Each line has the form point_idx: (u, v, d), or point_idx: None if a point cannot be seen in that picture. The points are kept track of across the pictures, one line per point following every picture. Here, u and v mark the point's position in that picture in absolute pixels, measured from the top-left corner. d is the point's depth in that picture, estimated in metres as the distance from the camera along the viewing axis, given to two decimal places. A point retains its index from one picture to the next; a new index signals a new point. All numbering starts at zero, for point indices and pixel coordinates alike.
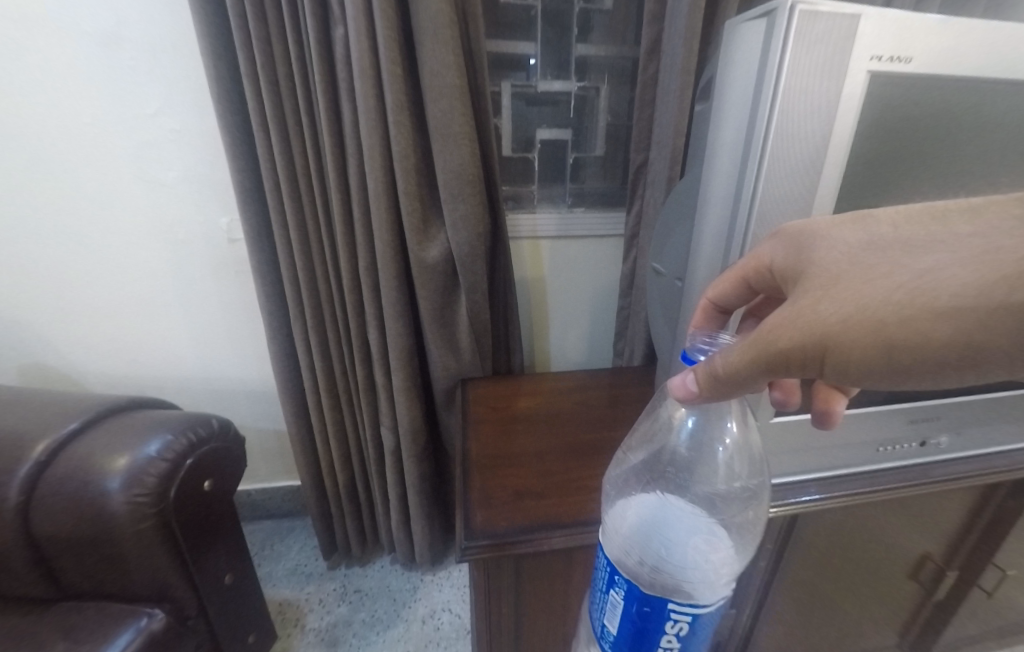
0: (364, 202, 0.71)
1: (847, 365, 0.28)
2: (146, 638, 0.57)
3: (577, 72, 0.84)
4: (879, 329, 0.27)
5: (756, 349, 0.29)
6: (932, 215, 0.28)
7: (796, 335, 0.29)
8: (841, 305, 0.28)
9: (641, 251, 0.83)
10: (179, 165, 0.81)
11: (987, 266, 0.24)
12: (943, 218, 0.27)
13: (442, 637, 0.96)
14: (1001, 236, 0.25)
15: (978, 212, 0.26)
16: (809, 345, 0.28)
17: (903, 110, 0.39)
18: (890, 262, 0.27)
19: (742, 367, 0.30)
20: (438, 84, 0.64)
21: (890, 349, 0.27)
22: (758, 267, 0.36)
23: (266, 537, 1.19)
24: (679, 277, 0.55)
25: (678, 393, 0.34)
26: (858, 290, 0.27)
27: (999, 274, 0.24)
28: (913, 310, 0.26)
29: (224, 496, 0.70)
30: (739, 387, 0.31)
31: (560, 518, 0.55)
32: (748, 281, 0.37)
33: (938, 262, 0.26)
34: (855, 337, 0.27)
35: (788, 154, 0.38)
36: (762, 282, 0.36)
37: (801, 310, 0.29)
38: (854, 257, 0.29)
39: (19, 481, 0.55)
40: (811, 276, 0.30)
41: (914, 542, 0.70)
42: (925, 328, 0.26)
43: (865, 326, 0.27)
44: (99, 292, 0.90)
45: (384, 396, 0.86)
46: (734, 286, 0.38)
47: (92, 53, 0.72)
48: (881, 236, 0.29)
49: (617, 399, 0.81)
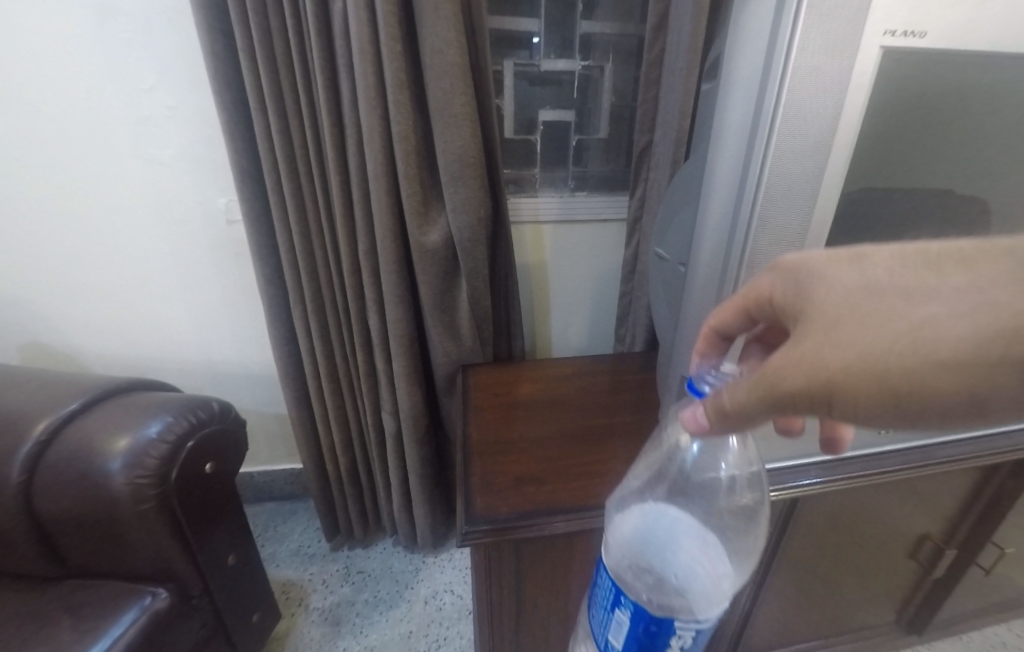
0: (363, 184, 0.70)
1: (853, 413, 0.26)
2: (151, 617, 0.59)
3: (581, 51, 0.82)
4: (882, 379, 0.25)
5: (763, 388, 0.28)
6: (929, 257, 0.26)
7: (801, 379, 0.27)
8: (844, 350, 0.26)
9: (644, 236, 0.82)
10: (176, 145, 0.80)
11: (988, 316, 0.22)
12: (940, 262, 0.25)
13: (444, 616, 0.98)
14: (1000, 285, 0.23)
15: (978, 257, 0.24)
16: (814, 392, 0.26)
17: (916, 88, 0.38)
18: (889, 309, 0.25)
19: (750, 404, 0.29)
20: (439, 62, 0.63)
21: (897, 399, 0.25)
22: (758, 297, 0.34)
23: (270, 519, 1.21)
24: (682, 262, 0.54)
25: (689, 427, 0.33)
26: (858, 337, 0.25)
27: (1004, 327, 0.22)
28: (915, 362, 0.24)
29: (225, 478, 0.70)
30: (749, 422, 0.30)
31: (560, 504, 0.56)
32: (750, 311, 0.35)
33: (938, 311, 0.24)
34: (859, 385, 0.25)
35: (796, 135, 0.37)
36: (764, 313, 0.34)
37: (804, 352, 0.27)
38: (852, 301, 0.27)
39: (21, 461, 0.56)
40: (808, 318, 0.28)
41: (911, 524, 0.71)
42: (929, 380, 0.24)
43: (870, 375, 0.25)
44: (99, 275, 0.90)
45: (385, 381, 0.86)
46: (735, 315, 0.36)
47: (84, 27, 0.70)
48: (879, 278, 0.27)
49: (618, 385, 0.81)
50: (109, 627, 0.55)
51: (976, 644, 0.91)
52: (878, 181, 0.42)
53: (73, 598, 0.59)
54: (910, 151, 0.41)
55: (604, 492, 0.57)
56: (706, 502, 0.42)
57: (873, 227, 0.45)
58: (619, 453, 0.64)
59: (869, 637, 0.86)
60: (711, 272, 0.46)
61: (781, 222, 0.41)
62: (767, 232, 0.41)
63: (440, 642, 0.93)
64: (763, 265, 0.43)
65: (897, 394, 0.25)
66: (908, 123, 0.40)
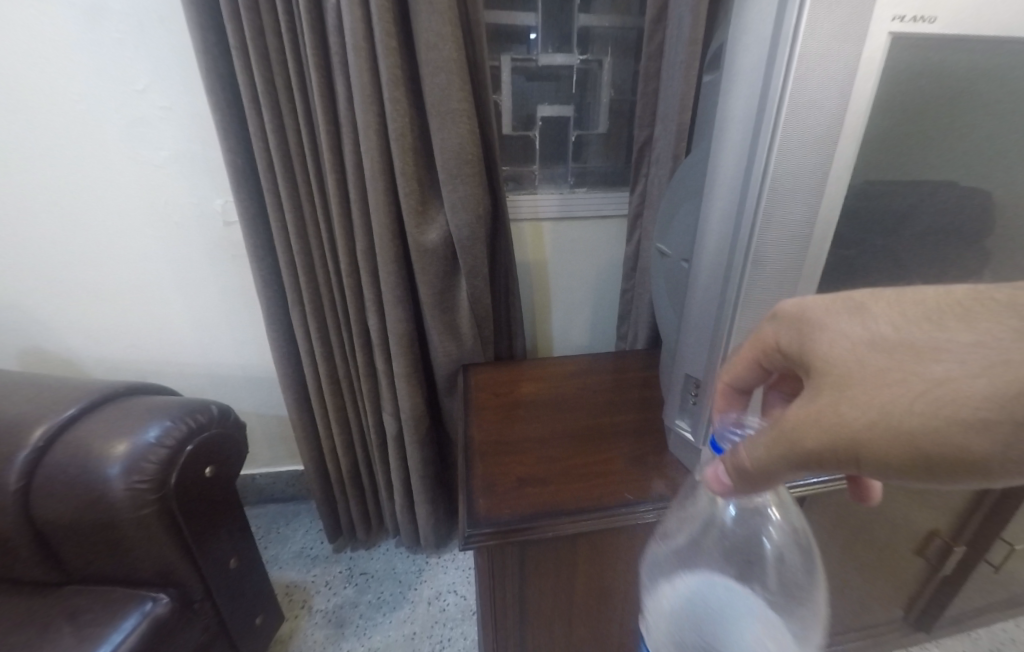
0: (360, 184, 0.69)
1: (883, 470, 0.27)
2: (152, 622, 0.58)
3: (579, 44, 0.81)
4: (908, 436, 0.26)
5: (782, 447, 0.30)
6: (927, 314, 0.29)
7: (824, 439, 0.28)
8: (863, 407, 0.27)
9: (645, 232, 0.81)
10: (171, 146, 0.79)
11: (1002, 374, 0.24)
12: (939, 319, 0.28)
13: (447, 617, 0.97)
14: (1005, 343, 0.25)
15: (975, 315, 0.27)
16: (840, 450, 0.28)
17: (925, 76, 0.37)
18: (902, 365, 0.27)
19: (771, 463, 0.30)
20: (435, 58, 0.62)
21: (926, 456, 0.26)
22: (764, 350, 0.37)
23: (272, 521, 1.21)
24: (685, 258, 0.53)
25: (714, 486, 0.35)
26: (876, 394, 0.27)
27: (1018, 384, 0.24)
28: (940, 419, 0.25)
29: (226, 482, 0.70)
30: (771, 481, 0.31)
31: (564, 505, 0.55)
32: (762, 362, 0.37)
33: (951, 369, 0.26)
34: (884, 442, 0.27)
35: (803, 126, 0.36)
36: (776, 362, 0.36)
37: (821, 409, 0.29)
38: (861, 355, 0.29)
39: (19, 467, 0.55)
40: (820, 371, 0.30)
41: (919, 521, 0.70)
42: (957, 438, 0.25)
43: (894, 432, 0.26)
44: (96, 279, 0.89)
45: (385, 382, 0.85)
46: (749, 369, 0.38)
47: (75, 26, 0.69)
48: (885, 333, 0.29)
49: (621, 383, 0.80)
50: (109, 633, 0.55)
51: (985, 640, 0.90)
52: (884, 173, 0.42)
53: (74, 604, 0.58)
54: (919, 142, 0.40)
55: (608, 493, 0.57)
56: (751, 569, 0.42)
57: (879, 219, 0.44)
58: (623, 453, 0.64)
59: (877, 634, 0.85)
60: (717, 267, 0.45)
61: (788, 216, 0.40)
62: (774, 226, 0.40)
63: (444, 643, 0.92)
64: (769, 259, 0.42)
65: (926, 450, 0.26)
66: (915, 113, 0.39)
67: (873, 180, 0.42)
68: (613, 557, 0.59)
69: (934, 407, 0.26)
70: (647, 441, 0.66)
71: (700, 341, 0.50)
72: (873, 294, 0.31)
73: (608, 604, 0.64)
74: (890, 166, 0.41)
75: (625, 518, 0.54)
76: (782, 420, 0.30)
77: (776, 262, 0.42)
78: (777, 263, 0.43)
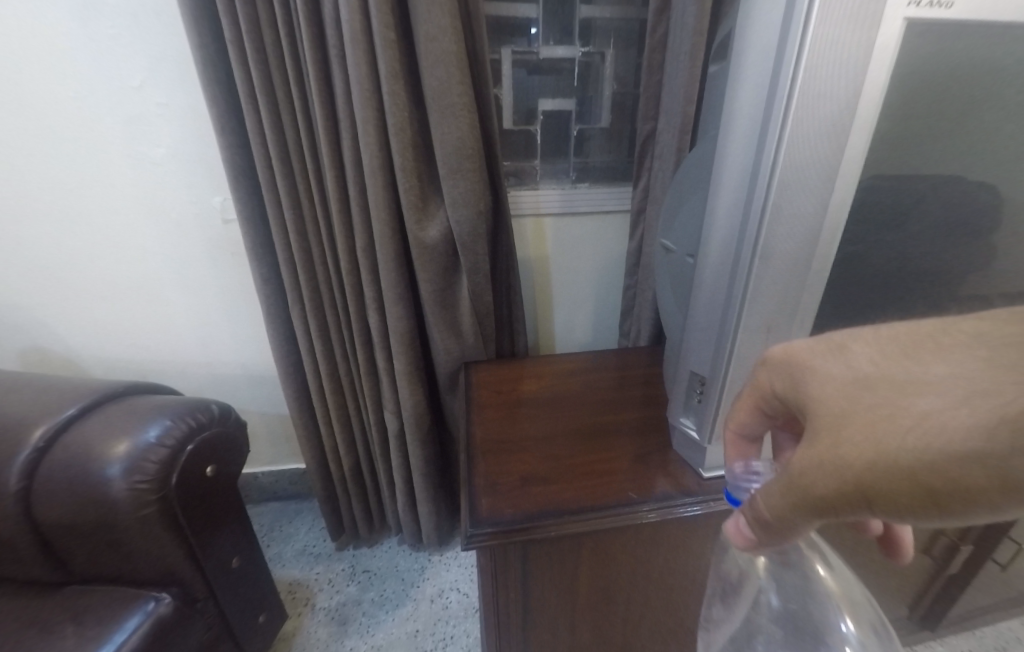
0: (360, 180, 0.68)
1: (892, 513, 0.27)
2: (155, 622, 0.58)
3: (581, 36, 0.80)
4: (908, 475, 0.26)
5: (795, 495, 0.30)
6: (907, 351, 0.30)
7: (831, 483, 0.28)
8: (858, 447, 0.28)
9: (648, 227, 0.80)
10: (169, 143, 0.79)
11: (986, 407, 0.25)
12: (916, 356, 0.30)
13: (450, 615, 0.97)
14: (981, 378, 0.26)
15: (948, 351, 0.28)
16: (846, 493, 0.28)
17: (939, 63, 0.36)
18: (890, 403, 0.28)
19: (786, 512, 0.31)
20: (433, 50, 0.61)
21: (930, 495, 0.26)
22: (762, 395, 0.39)
23: (275, 519, 1.21)
24: (690, 254, 0.52)
25: (737, 540, 0.36)
26: (865, 432, 0.28)
27: (1003, 415, 0.24)
28: (930, 454, 0.26)
29: (227, 481, 0.69)
30: (789, 532, 0.32)
31: (567, 504, 0.54)
32: (761, 407, 0.39)
33: (933, 405, 0.27)
34: (887, 482, 0.27)
35: (814, 116, 0.35)
36: (774, 407, 0.38)
37: (819, 453, 0.29)
38: (848, 393, 0.30)
39: (19, 468, 0.55)
40: (812, 410, 0.32)
41: None
42: (954, 474, 0.25)
43: (892, 471, 0.27)
44: (96, 278, 0.89)
45: (386, 380, 0.85)
46: (751, 414, 0.39)
47: (69, 21, 0.68)
48: (868, 372, 0.31)
49: (624, 381, 0.79)
50: (112, 633, 0.55)
51: (990, 638, 0.90)
52: (894, 167, 0.40)
53: (76, 604, 0.58)
54: (931, 135, 0.39)
55: (612, 492, 0.56)
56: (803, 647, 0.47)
57: (891, 213, 0.43)
58: (627, 451, 0.63)
59: None
60: (723, 262, 0.44)
61: (797, 209, 0.39)
62: (783, 219, 0.39)
63: (447, 641, 0.92)
64: (777, 255, 0.41)
65: (928, 487, 0.26)
66: (928, 104, 0.38)
67: (883, 175, 0.41)
68: (616, 556, 0.59)
69: (924, 442, 0.26)
70: (651, 439, 0.65)
71: (706, 338, 0.50)
72: (853, 335, 0.34)
73: (611, 603, 0.64)
74: (901, 160, 0.40)
75: (629, 517, 0.53)
76: (788, 465, 0.31)
77: (784, 257, 0.41)
78: (785, 258, 0.42)
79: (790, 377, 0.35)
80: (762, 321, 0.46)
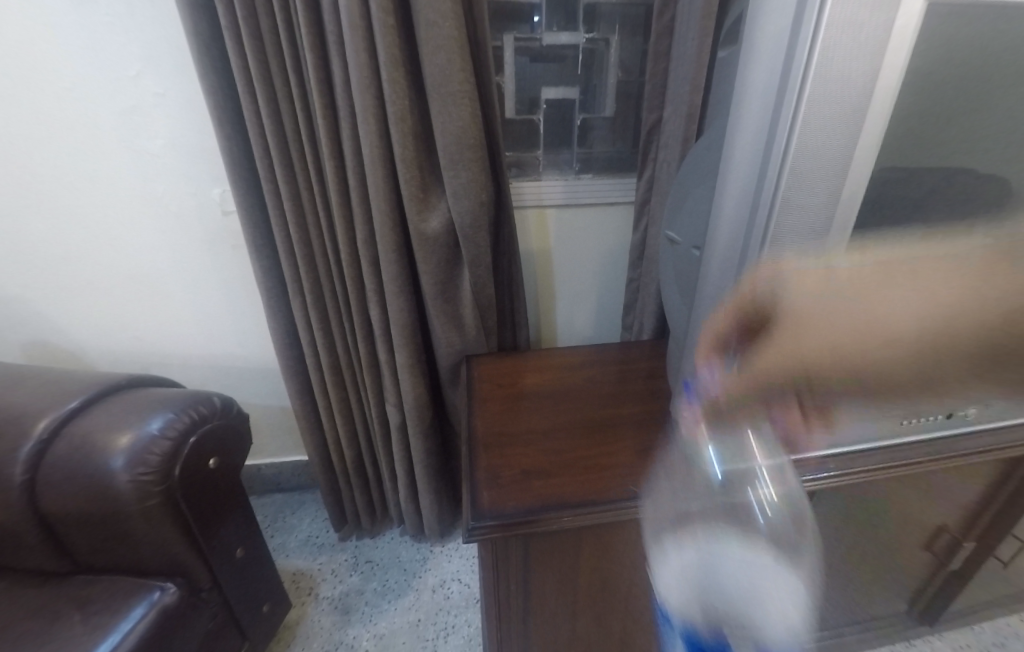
0: (360, 170, 0.67)
1: (820, 375, 0.48)
2: (160, 611, 0.58)
3: (585, 22, 0.78)
4: (857, 344, 0.46)
5: (760, 373, 0.47)
6: (890, 264, 0.43)
7: (787, 356, 0.45)
8: (818, 333, 0.45)
9: (652, 219, 0.79)
10: (166, 133, 0.78)
11: (950, 307, 0.45)
12: (898, 264, 0.43)
13: (452, 604, 0.98)
14: (926, 276, 0.43)
15: (918, 263, 0.43)
16: (791, 367, 0.46)
17: (957, 48, 0.35)
18: (856, 299, 0.43)
19: (738, 391, 0.48)
20: (434, 36, 0.60)
21: (876, 359, 0.47)
22: (743, 305, 0.44)
23: (278, 510, 1.22)
24: (696, 246, 0.51)
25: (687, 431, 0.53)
26: (829, 320, 0.44)
27: (963, 308, 0.45)
28: (892, 331, 0.46)
29: (230, 472, 0.70)
30: (739, 410, 0.49)
31: (569, 498, 0.54)
32: (743, 315, 0.44)
33: (910, 299, 0.44)
34: (821, 356, 0.46)
35: (828, 103, 0.34)
36: (754, 315, 0.44)
37: (783, 344, 0.45)
38: (821, 292, 0.43)
39: (23, 461, 0.55)
40: (790, 310, 0.43)
41: (930, 514, 0.69)
42: (893, 341, 0.46)
43: (823, 345, 0.46)
44: (95, 270, 0.88)
45: (388, 373, 0.85)
46: (730, 320, 0.45)
47: (63, 8, 0.67)
48: (843, 278, 0.42)
49: (627, 374, 0.79)
50: (118, 622, 0.55)
51: (989, 633, 0.90)
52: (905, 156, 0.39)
53: (83, 593, 0.59)
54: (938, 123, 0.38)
55: (614, 485, 0.56)
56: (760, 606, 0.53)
57: (899, 202, 0.42)
58: (629, 444, 0.63)
59: (880, 625, 0.85)
60: (729, 255, 0.43)
61: (807, 199, 0.38)
62: (792, 210, 0.39)
63: (448, 630, 0.93)
64: (785, 247, 0.40)
65: (868, 354, 0.47)
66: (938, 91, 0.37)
67: (893, 162, 0.40)
68: (617, 549, 0.59)
69: (869, 316, 0.44)
70: (653, 432, 0.65)
71: (710, 332, 0.49)
72: (849, 262, 0.42)
73: (612, 594, 0.64)
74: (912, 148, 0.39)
75: (631, 510, 0.53)
76: (753, 362, 0.47)
77: (793, 249, 0.41)
78: (794, 250, 0.41)
79: (774, 292, 0.42)
80: (769, 315, 0.45)
